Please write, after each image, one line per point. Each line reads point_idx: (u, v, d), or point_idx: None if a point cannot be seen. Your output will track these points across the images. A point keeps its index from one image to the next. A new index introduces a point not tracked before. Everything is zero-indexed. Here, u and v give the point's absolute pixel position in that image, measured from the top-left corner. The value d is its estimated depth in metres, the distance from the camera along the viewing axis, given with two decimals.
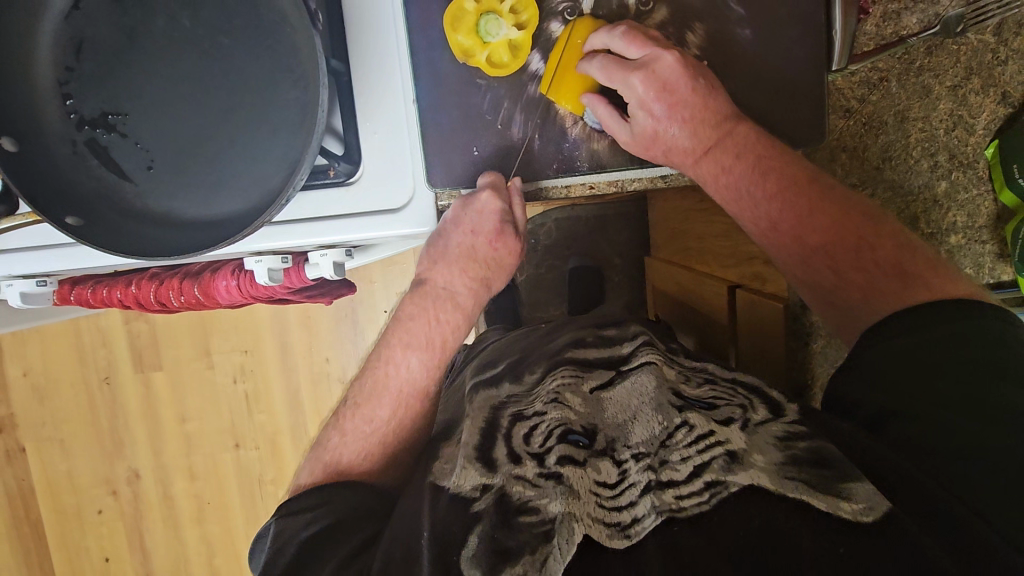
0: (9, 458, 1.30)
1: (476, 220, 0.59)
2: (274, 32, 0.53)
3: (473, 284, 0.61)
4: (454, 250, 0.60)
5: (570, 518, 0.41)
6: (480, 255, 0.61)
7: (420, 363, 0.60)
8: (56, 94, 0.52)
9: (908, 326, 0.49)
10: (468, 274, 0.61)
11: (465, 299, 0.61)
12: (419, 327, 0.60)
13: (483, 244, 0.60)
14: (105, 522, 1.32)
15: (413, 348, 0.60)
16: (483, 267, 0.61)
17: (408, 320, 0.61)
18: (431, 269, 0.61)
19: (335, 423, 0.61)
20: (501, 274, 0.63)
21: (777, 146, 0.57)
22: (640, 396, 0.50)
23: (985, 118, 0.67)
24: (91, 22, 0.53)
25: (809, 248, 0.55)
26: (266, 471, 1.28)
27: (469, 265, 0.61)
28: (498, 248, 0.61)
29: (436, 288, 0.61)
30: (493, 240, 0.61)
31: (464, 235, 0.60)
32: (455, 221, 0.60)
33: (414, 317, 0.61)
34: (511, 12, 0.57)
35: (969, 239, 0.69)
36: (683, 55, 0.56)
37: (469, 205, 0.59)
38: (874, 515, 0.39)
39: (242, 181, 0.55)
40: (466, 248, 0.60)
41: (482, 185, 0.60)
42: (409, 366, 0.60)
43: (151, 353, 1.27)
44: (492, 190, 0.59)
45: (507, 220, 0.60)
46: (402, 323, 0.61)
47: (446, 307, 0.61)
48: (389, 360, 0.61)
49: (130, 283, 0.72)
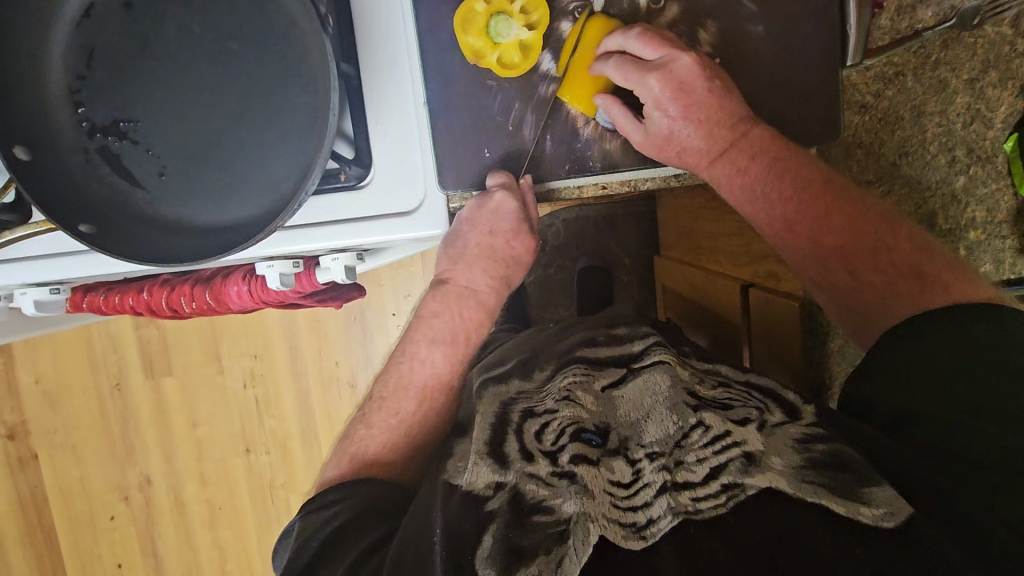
0: (22, 465, 1.30)
1: (493, 220, 0.60)
2: (285, 37, 0.53)
3: (494, 283, 0.63)
4: (472, 250, 0.61)
5: (586, 518, 0.41)
6: (499, 252, 0.62)
7: (444, 356, 0.63)
8: (69, 101, 0.53)
9: (936, 326, 0.47)
10: (488, 271, 0.63)
11: (488, 297, 0.64)
12: (443, 323, 0.63)
13: (501, 242, 0.62)
14: (118, 528, 1.32)
15: (437, 343, 0.63)
16: (503, 265, 0.63)
17: (431, 317, 0.63)
18: (453, 269, 0.62)
19: (362, 416, 0.64)
20: (520, 270, 0.65)
21: (798, 151, 0.56)
22: (653, 394, 0.49)
23: (1003, 111, 0.66)
24: (102, 30, 0.53)
25: (826, 248, 0.54)
26: (277, 476, 1.28)
27: (488, 264, 0.62)
28: (516, 246, 0.63)
29: (457, 287, 0.63)
30: (510, 239, 0.62)
31: (480, 236, 0.61)
32: (471, 222, 0.60)
33: (437, 314, 0.63)
34: (521, 12, 0.56)
35: (989, 235, 0.68)
36: (699, 56, 0.56)
37: (485, 206, 0.59)
38: (895, 521, 0.38)
39: (253, 186, 0.54)
40: (485, 247, 0.61)
41: (494, 186, 0.60)
42: (434, 359, 0.63)
43: (162, 359, 1.27)
44: (506, 190, 0.59)
45: (524, 217, 0.60)
46: (426, 320, 0.63)
47: (469, 304, 0.63)
48: (413, 356, 0.63)
49: (142, 289, 0.72)
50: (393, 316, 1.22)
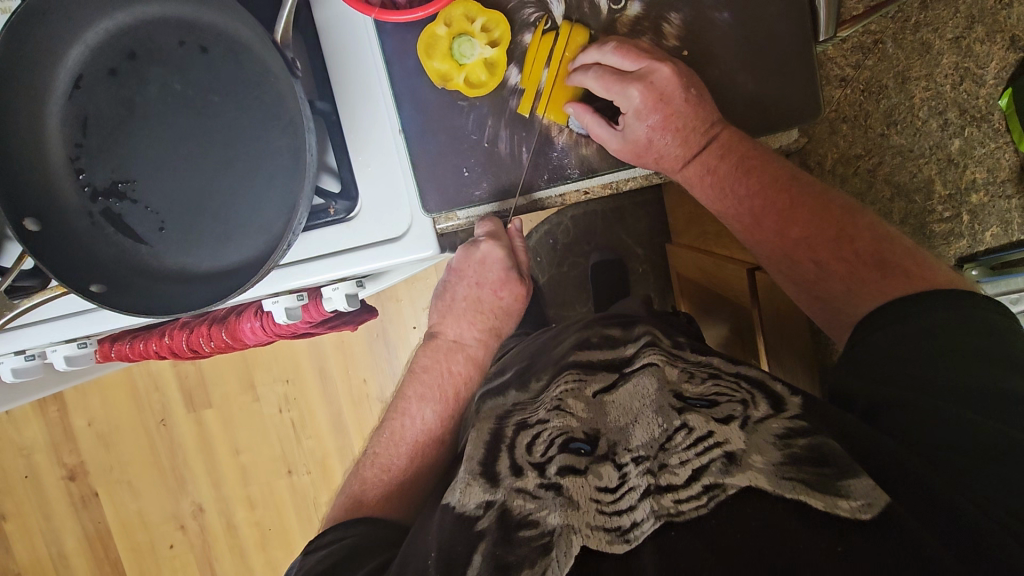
0: (85, 503, 1.38)
1: (480, 271, 0.64)
2: (260, 84, 0.55)
3: (482, 335, 0.67)
4: (461, 302, 0.66)
5: (568, 530, 0.42)
6: (487, 304, 0.66)
7: (434, 414, 0.66)
8: (69, 169, 0.55)
9: (903, 313, 0.49)
10: (475, 324, 0.67)
11: (476, 350, 0.67)
12: (432, 379, 0.66)
13: (488, 294, 0.65)
14: (178, 555, 1.38)
15: (427, 400, 0.66)
16: (490, 316, 0.67)
17: (421, 372, 0.67)
18: (442, 322, 0.67)
19: (357, 470, 0.67)
20: (509, 320, 0.68)
21: (762, 147, 0.59)
22: (642, 398, 0.51)
23: (994, 66, 0.65)
24: (92, 99, 0.55)
25: (791, 240, 0.57)
26: (320, 494, 1.32)
27: (476, 316, 0.66)
28: (504, 296, 0.66)
29: (446, 340, 0.67)
30: (498, 289, 0.65)
31: (468, 287, 0.65)
32: (460, 273, 0.65)
33: (426, 368, 0.67)
34: (482, 31, 0.59)
35: (992, 196, 0.67)
36: (676, 65, 0.57)
37: (470, 257, 0.64)
38: (872, 511, 0.39)
39: (248, 230, 0.57)
40: (473, 299, 0.66)
41: (481, 235, 0.63)
42: (424, 417, 0.66)
43: (200, 391, 1.32)
44: (490, 241, 0.62)
45: (510, 267, 0.64)
46: (417, 375, 0.67)
47: (457, 358, 0.67)
48: (405, 412, 0.66)
49: (163, 334, 0.75)
50: (414, 329, 1.24)
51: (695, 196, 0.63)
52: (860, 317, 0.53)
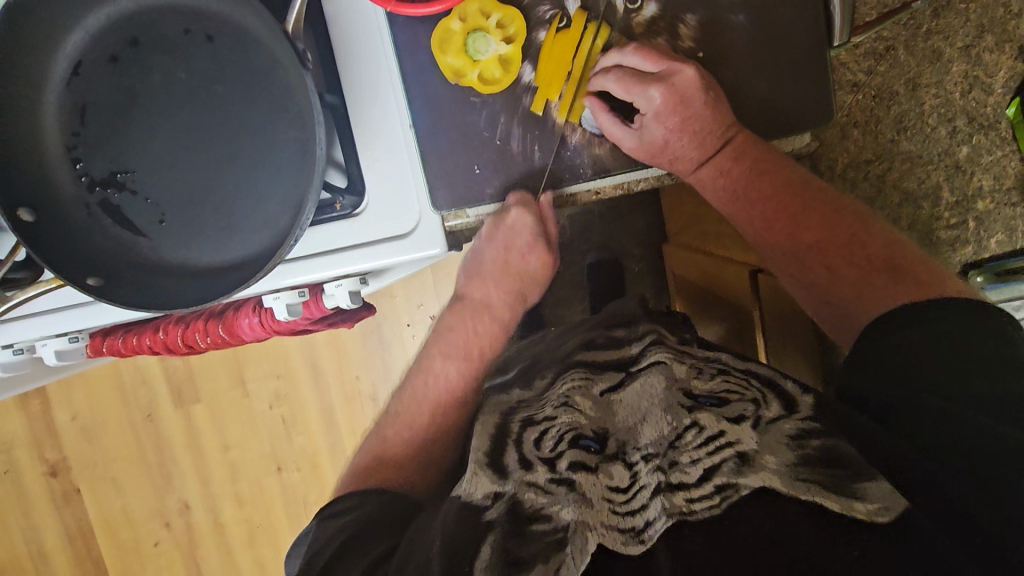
0: (66, 500, 1.35)
1: (509, 236, 0.63)
2: (268, 76, 0.53)
3: (508, 296, 0.69)
4: (490, 265, 0.67)
5: (583, 527, 0.41)
6: (514, 266, 0.67)
7: (456, 371, 0.66)
8: (66, 158, 0.53)
9: (918, 318, 0.50)
10: (502, 286, 0.68)
11: (502, 310, 0.69)
12: (456, 338, 0.68)
13: (515, 257, 0.67)
14: (163, 553, 1.36)
15: (450, 359, 0.67)
16: (516, 279, 0.68)
17: (447, 332, 0.68)
18: (471, 283, 0.69)
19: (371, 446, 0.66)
20: (535, 285, 0.70)
21: (775, 151, 0.60)
22: (650, 397, 0.51)
23: (1002, 76, 0.67)
24: (92, 87, 0.53)
25: (802, 245, 0.58)
26: (310, 493, 1.31)
27: (504, 278, 0.68)
28: (530, 260, 0.68)
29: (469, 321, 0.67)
30: (525, 253, 0.67)
31: (498, 251, 0.66)
32: (490, 239, 0.65)
33: (453, 329, 0.68)
34: (498, 27, 0.58)
35: (997, 203, 0.69)
36: (700, 69, 0.58)
37: (500, 223, 0.62)
38: (889, 514, 0.40)
39: (253, 224, 0.55)
40: (500, 262, 0.67)
41: (511, 203, 0.62)
42: (447, 375, 0.66)
43: (189, 386, 1.30)
44: (520, 208, 0.61)
45: (539, 234, 0.64)
46: (443, 335, 0.69)
47: (483, 318, 0.68)
48: (428, 371, 0.67)
49: (158, 329, 0.73)
50: (408, 326, 1.23)
51: (707, 198, 0.64)
52: (868, 321, 0.53)
